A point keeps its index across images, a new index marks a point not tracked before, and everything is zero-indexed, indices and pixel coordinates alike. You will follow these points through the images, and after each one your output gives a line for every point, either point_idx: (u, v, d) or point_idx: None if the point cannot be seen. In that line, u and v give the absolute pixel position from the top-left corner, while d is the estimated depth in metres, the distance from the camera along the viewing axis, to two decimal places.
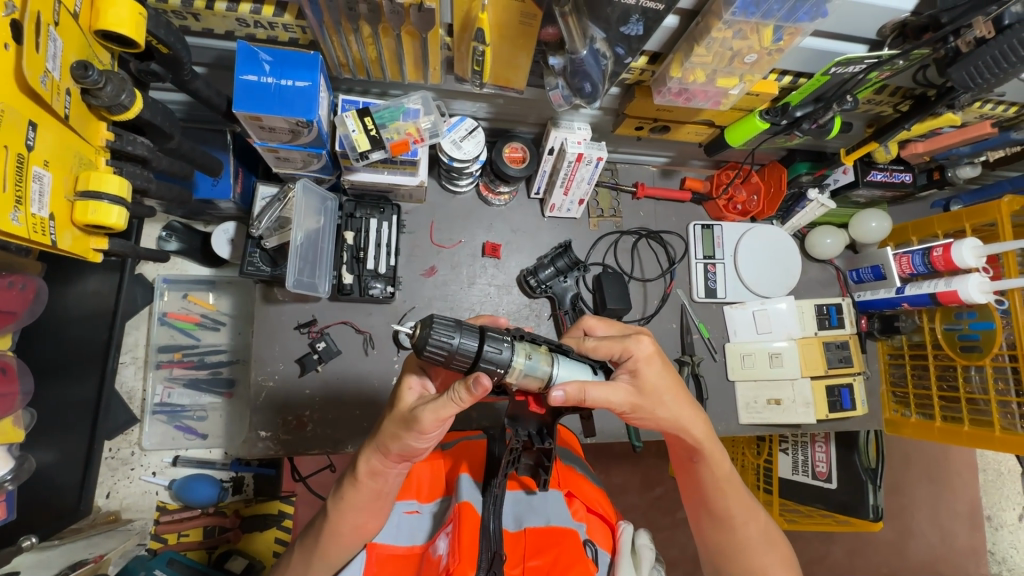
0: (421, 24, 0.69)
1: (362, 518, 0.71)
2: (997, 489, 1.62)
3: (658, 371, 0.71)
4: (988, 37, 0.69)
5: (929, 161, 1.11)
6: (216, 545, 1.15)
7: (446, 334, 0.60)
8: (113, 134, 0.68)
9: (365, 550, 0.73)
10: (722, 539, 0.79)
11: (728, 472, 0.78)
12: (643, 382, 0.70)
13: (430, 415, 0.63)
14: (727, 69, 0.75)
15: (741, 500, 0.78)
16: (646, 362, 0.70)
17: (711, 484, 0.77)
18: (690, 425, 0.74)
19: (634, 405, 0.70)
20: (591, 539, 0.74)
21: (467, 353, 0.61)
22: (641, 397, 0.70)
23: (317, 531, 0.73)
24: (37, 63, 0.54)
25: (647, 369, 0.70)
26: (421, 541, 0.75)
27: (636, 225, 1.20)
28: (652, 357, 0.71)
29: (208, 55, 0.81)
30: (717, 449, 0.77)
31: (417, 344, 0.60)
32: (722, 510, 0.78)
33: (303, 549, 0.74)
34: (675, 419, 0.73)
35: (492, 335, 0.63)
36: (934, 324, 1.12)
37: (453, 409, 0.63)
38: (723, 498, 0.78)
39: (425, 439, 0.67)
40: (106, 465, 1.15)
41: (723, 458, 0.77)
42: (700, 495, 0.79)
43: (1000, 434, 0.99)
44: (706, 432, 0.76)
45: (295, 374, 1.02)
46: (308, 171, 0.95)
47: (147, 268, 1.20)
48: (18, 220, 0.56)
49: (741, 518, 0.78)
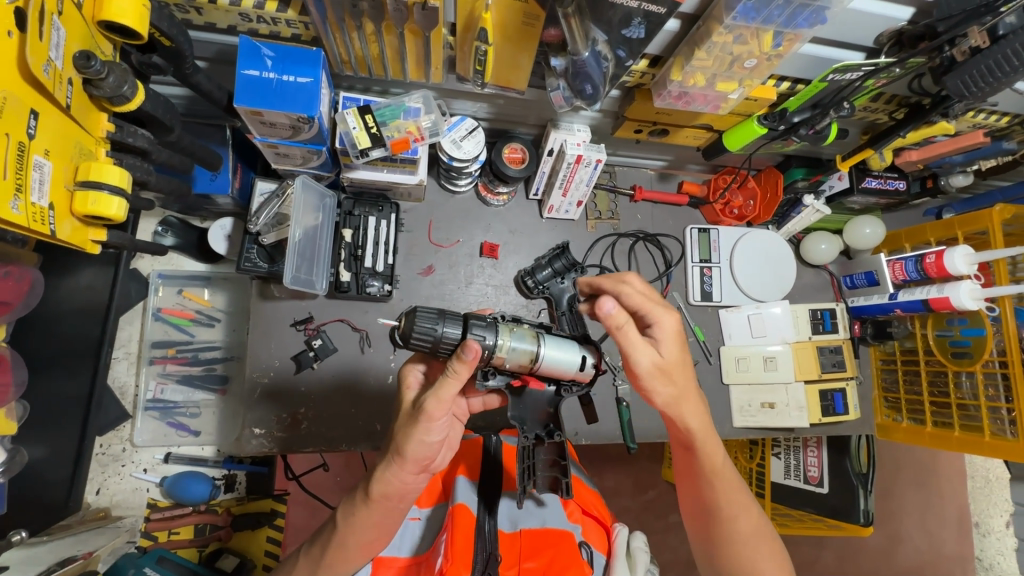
0: (424, 23, 0.69)
1: (372, 536, 0.66)
2: (985, 497, 1.61)
3: (679, 351, 0.73)
4: (983, 46, 0.70)
5: (923, 170, 1.12)
6: (206, 543, 1.13)
7: (429, 324, 0.64)
8: (114, 125, 0.67)
9: (371, 564, 0.72)
10: (712, 532, 0.79)
11: (722, 465, 0.78)
12: (662, 356, 0.72)
13: (432, 399, 0.61)
14: (727, 73, 0.75)
15: (734, 494, 0.78)
16: (670, 337, 0.72)
17: (704, 475, 0.78)
18: (687, 414, 0.74)
19: (647, 373, 0.71)
20: (585, 541, 0.74)
21: (452, 339, 0.64)
22: (656, 369, 0.71)
23: (324, 540, 0.68)
24: (41, 51, 0.54)
25: (669, 344, 0.72)
26: (421, 552, 0.76)
27: (634, 228, 1.21)
28: (676, 335, 0.73)
29: (209, 49, 0.81)
30: (711, 438, 0.77)
31: (403, 334, 0.64)
32: (714, 502, 0.78)
33: (309, 559, 0.68)
34: (674, 405, 0.74)
35: (474, 321, 0.65)
36: (926, 330, 1.14)
37: (452, 386, 0.60)
38: (712, 489, 0.78)
39: (435, 433, 0.63)
40: (97, 461, 1.14)
41: (718, 449, 0.78)
42: (693, 486, 0.80)
43: (989, 440, 1.00)
44: (703, 427, 0.76)
45: (291, 371, 1.02)
46: (307, 168, 0.95)
47: (142, 263, 1.19)
48: (18, 208, 0.55)
49: (731, 514, 0.78)
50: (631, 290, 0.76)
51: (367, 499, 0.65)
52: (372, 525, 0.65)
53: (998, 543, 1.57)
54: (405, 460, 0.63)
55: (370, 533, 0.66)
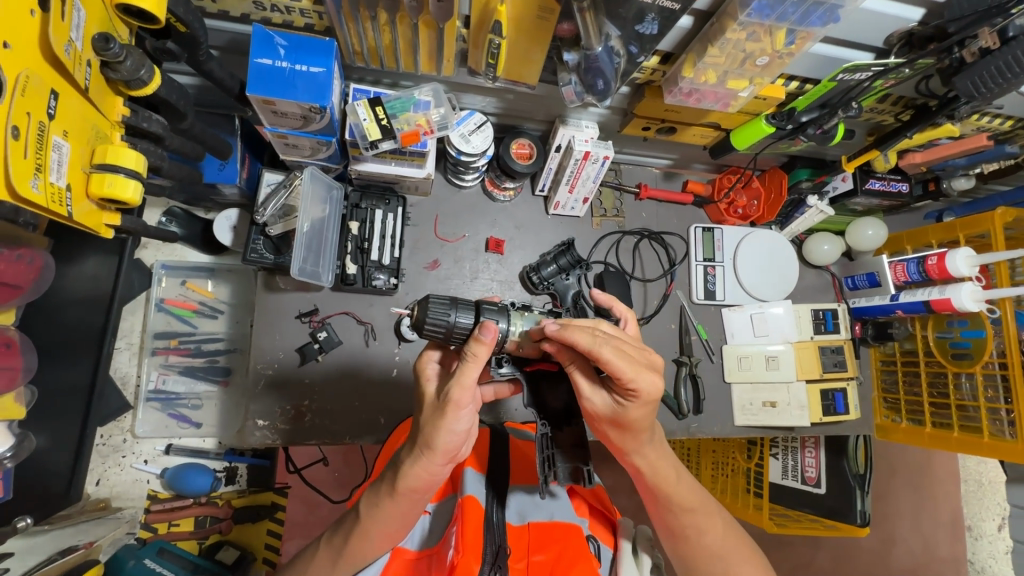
0: (439, 14, 0.69)
1: (394, 526, 0.67)
2: (978, 500, 1.60)
3: (647, 413, 0.63)
4: (993, 47, 0.71)
5: (925, 172, 1.13)
6: (207, 536, 1.15)
7: (442, 312, 0.63)
8: (129, 109, 0.68)
9: (388, 554, 0.72)
10: (682, 551, 0.74)
11: (678, 489, 0.71)
12: (622, 416, 0.63)
13: (457, 388, 0.58)
14: (738, 70, 0.76)
15: (694, 510, 0.72)
16: (641, 404, 0.61)
17: (666, 503, 0.72)
18: (634, 450, 0.68)
19: (600, 420, 0.66)
20: (593, 535, 0.77)
21: (465, 327, 0.64)
22: (611, 422, 0.65)
23: (347, 529, 0.69)
24: (62, 31, 0.55)
25: (636, 410, 0.62)
26: (430, 545, 0.75)
27: (639, 226, 1.21)
28: (651, 403, 0.61)
29: (222, 38, 0.81)
30: (665, 465, 0.70)
31: (416, 322, 0.64)
32: (674, 522, 0.73)
33: (330, 547, 0.70)
34: (622, 445, 0.68)
35: (486, 308, 0.67)
36: (926, 331, 1.15)
37: (475, 370, 0.59)
38: (672, 514, 0.72)
39: (462, 424, 0.60)
40: (97, 452, 1.13)
41: (671, 473, 0.71)
42: (653, 509, 0.74)
43: (988, 440, 1.01)
44: (653, 460, 0.70)
45: (295, 363, 1.01)
46: (315, 159, 0.95)
47: (145, 254, 1.19)
48: (37, 187, 0.55)
49: (696, 528, 0.73)
50: (612, 355, 0.58)
51: (387, 489, 0.64)
52: (383, 513, 0.65)
53: (991, 547, 1.56)
54: (433, 452, 0.61)
55: (378, 523, 0.66)
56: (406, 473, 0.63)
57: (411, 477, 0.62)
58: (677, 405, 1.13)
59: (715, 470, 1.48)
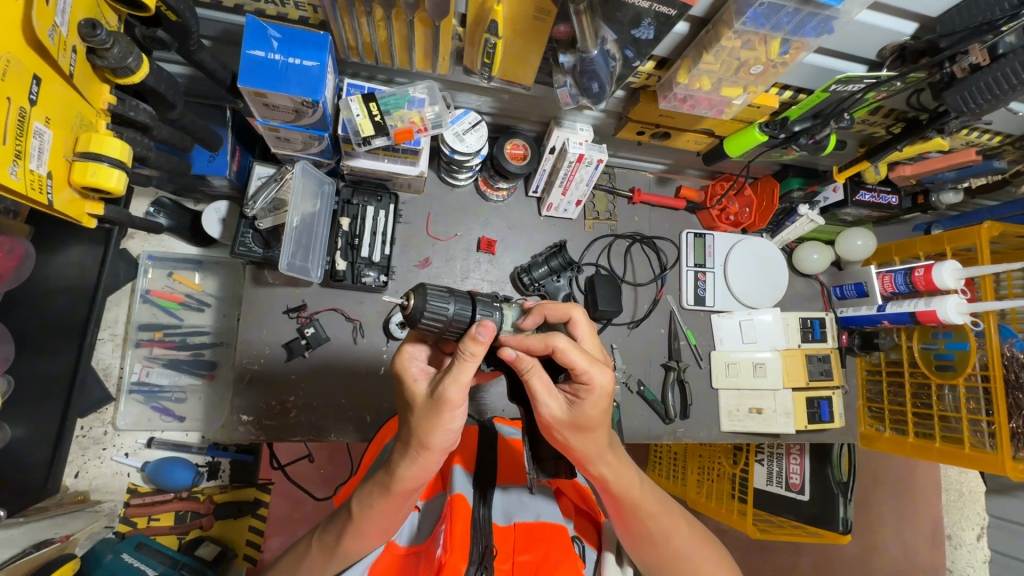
0: (435, 12, 0.69)
1: (385, 522, 0.66)
2: (958, 509, 1.54)
3: (604, 411, 0.62)
4: (983, 63, 0.71)
5: (915, 185, 1.13)
6: (187, 531, 1.14)
7: (440, 302, 0.62)
8: (115, 98, 0.67)
9: (381, 547, 0.72)
10: (649, 557, 0.73)
11: (643, 494, 0.70)
12: (580, 415, 0.61)
13: (452, 386, 0.56)
14: (733, 78, 0.76)
15: (662, 514, 0.71)
16: (597, 398, 0.61)
17: (631, 510, 0.70)
18: (597, 461, 0.66)
19: (557, 426, 0.63)
20: (579, 536, 0.79)
21: (462, 320, 0.63)
22: (568, 425, 0.62)
23: (340, 526, 0.68)
24: (46, 16, 0.54)
25: (592, 406, 0.61)
26: (419, 541, 0.74)
27: (631, 230, 1.21)
28: (606, 397, 0.62)
29: (214, 28, 0.80)
30: (626, 473, 0.69)
31: (411, 315, 0.61)
32: (644, 531, 0.71)
33: (320, 546, 0.70)
34: (584, 454, 0.65)
35: (480, 300, 0.66)
36: (912, 342, 1.16)
37: (471, 368, 0.56)
38: (640, 521, 0.70)
39: (455, 424, 0.58)
40: (77, 444, 1.12)
41: (633, 479, 0.69)
42: (619, 519, 0.72)
43: (968, 451, 1.01)
44: (613, 470, 0.68)
45: (282, 358, 1.01)
46: (307, 154, 0.93)
47: (132, 244, 1.17)
48: (16, 174, 0.55)
49: (663, 532, 0.71)
50: (566, 343, 0.60)
51: (376, 490, 0.63)
52: (367, 512, 0.64)
53: (968, 556, 1.51)
54: (422, 452, 0.59)
55: (363, 526, 0.65)
56: (389, 474, 0.62)
57: (396, 476, 0.61)
58: (664, 409, 1.14)
59: (701, 475, 1.42)
